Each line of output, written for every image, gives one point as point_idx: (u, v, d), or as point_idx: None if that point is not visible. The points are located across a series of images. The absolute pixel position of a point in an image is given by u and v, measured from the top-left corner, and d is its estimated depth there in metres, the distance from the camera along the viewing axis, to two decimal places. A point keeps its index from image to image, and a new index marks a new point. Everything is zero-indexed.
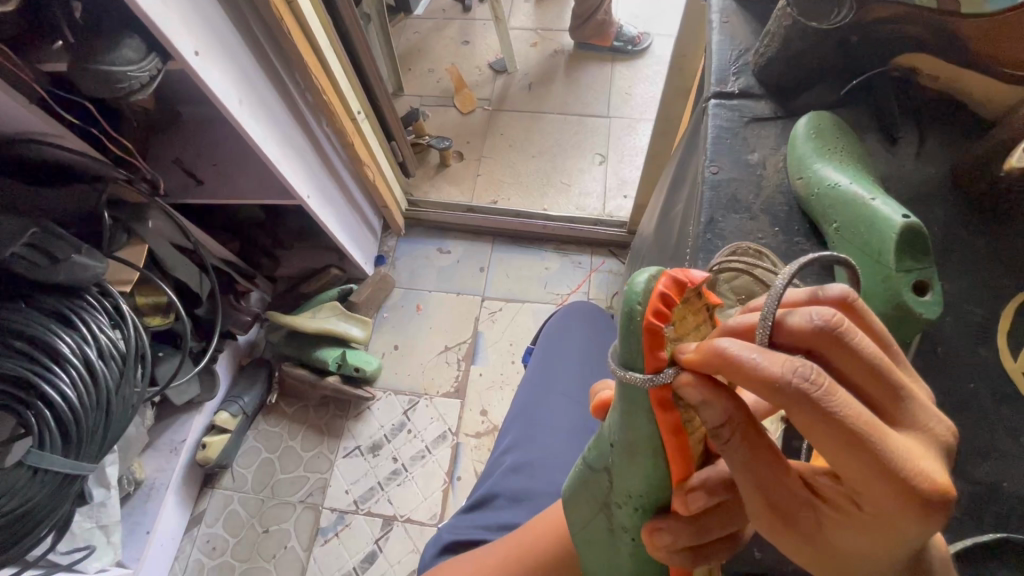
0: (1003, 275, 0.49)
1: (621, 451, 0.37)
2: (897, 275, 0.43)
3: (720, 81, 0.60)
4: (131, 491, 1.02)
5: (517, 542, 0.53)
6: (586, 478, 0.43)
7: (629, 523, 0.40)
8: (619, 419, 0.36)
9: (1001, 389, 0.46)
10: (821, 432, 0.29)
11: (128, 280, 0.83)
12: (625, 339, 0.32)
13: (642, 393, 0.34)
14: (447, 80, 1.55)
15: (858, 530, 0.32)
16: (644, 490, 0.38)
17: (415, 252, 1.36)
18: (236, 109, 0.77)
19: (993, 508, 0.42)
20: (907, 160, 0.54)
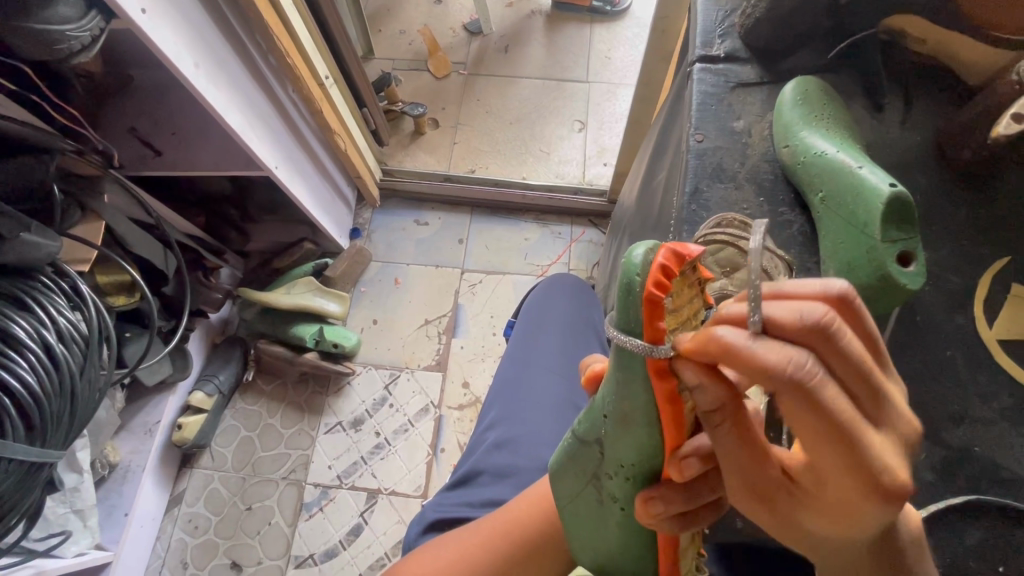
0: (980, 242, 0.50)
1: (615, 420, 0.37)
2: (882, 246, 0.42)
3: (705, 44, 0.58)
4: (106, 474, 1.00)
5: (504, 518, 0.53)
6: (577, 451, 0.43)
7: (619, 493, 0.41)
8: (613, 388, 0.36)
9: (976, 357, 0.47)
10: (806, 420, 0.29)
11: (85, 259, 0.79)
12: (623, 305, 0.32)
13: (638, 362, 0.33)
14: (420, 42, 1.48)
15: (822, 514, 0.33)
16: (636, 458, 0.38)
17: (392, 224, 1.32)
18: (193, 74, 0.72)
19: (966, 472, 0.45)
20: (892, 127, 0.54)
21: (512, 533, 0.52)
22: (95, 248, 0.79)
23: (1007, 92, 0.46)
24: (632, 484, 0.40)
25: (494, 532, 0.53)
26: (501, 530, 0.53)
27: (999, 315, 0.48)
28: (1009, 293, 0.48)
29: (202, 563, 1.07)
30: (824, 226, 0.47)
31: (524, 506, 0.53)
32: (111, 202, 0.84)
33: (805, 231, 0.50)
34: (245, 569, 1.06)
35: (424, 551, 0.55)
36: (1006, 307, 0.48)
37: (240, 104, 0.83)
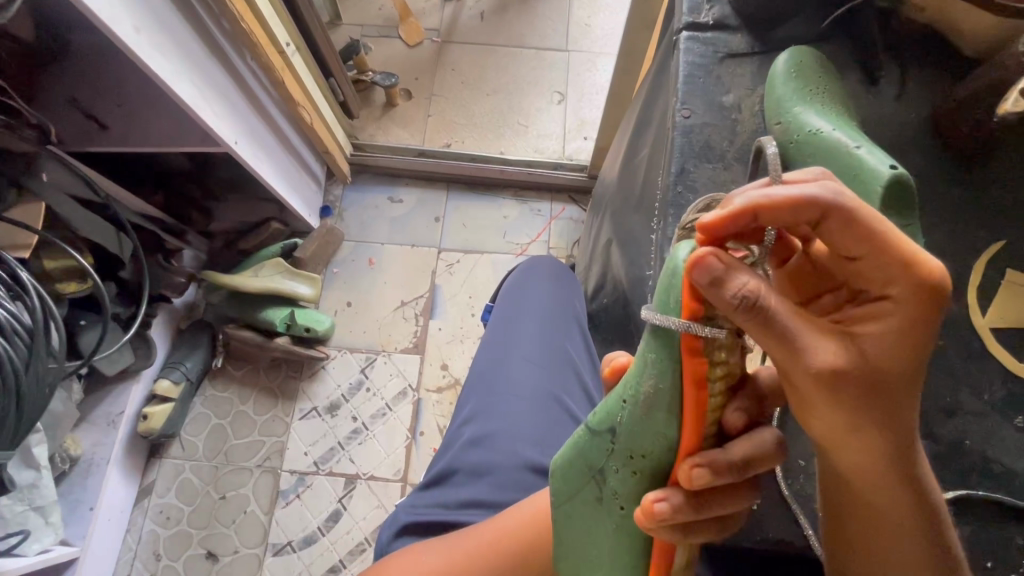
0: (975, 225, 0.49)
1: (634, 407, 0.38)
2: None
3: (693, 9, 0.54)
4: (67, 468, 0.95)
5: (488, 545, 0.51)
6: (583, 444, 0.43)
7: (621, 489, 0.41)
8: (638, 373, 0.37)
9: (969, 347, 0.47)
10: (845, 226, 0.32)
11: (27, 245, 0.73)
12: (666, 282, 0.35)
13: (670, 339, 0.35)
14: (390, 7, 1.39)
15: (877, 331, 0.34)
16: (649, 451, 0.38)
17: (365, 202, 1.27)
18: (133, 39, 0.65)
19: (955, 466, 0.45)
20: (887, 102, 0.52)
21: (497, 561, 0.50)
22: (35, 233, 0.73)
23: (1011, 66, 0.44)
24: (640, 479, 0.40)
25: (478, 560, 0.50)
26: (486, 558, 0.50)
27: (993, 302, 0.47)
28: (1003, 280, 0.48)
29: (175, 554, 1.04)
30: None
31: (510, 530, 0.51)
32: (51, 181, 0.78)
33: None
34: (221, 560, 1.04)
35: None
36: (999, 297, 0.47)
37: (190, 74, 0.77)
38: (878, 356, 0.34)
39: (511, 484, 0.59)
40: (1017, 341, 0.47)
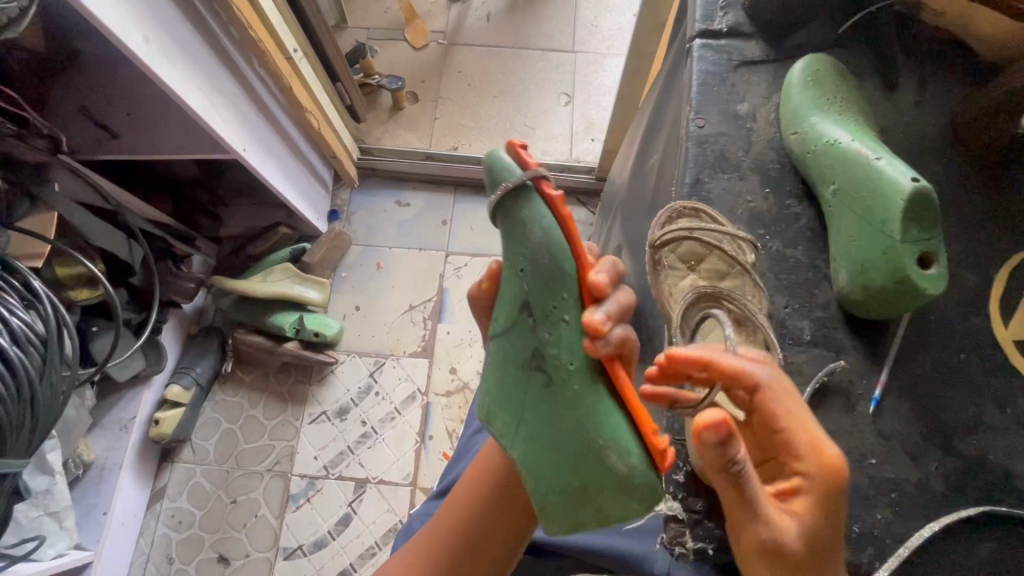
0: (998, 235, 0.49)
1: (532, 268, 0.45)
2: (901, 246, 0.42)
3: (706, 17, 0.53)
4: (80, 473, 0.96)
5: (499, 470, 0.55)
6: (510, 344, 0.48)
7: (565, 346, 0.45)
8: (517, 241, 0.45)
9: (991, 359, 0.47)
10: (776, 406, 0.38)
11: (40, 254, 0.73)
12: (503, 170, 0.44)
13: (521, 196, 0.44)
14: (395, 10, 1.39)
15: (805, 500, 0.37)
16: (560, 299, 0.45)
17: (372, 206, 1.27)
18: (144, 50, 0.65)
19: (977, 481, 0.45)
20: (907, 109, 0.52)
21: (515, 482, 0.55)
22: (49, 242, 0.73)
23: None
24: (570, 315, 0.44)
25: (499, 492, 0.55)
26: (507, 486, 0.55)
27: (1014, 314, 0.48)
28: None
29: (188, 558, 1.05)
30: (836, 218, 0.46)
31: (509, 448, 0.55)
32: (62, 190, 0.78)
33: (813, 226, 0.49)
34: (233, 562, 1.04)
35: (446, 550, 0.55)
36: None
37: (200, 82, 0.77)
38: (805, 525, 0.37)
39: None
40: None
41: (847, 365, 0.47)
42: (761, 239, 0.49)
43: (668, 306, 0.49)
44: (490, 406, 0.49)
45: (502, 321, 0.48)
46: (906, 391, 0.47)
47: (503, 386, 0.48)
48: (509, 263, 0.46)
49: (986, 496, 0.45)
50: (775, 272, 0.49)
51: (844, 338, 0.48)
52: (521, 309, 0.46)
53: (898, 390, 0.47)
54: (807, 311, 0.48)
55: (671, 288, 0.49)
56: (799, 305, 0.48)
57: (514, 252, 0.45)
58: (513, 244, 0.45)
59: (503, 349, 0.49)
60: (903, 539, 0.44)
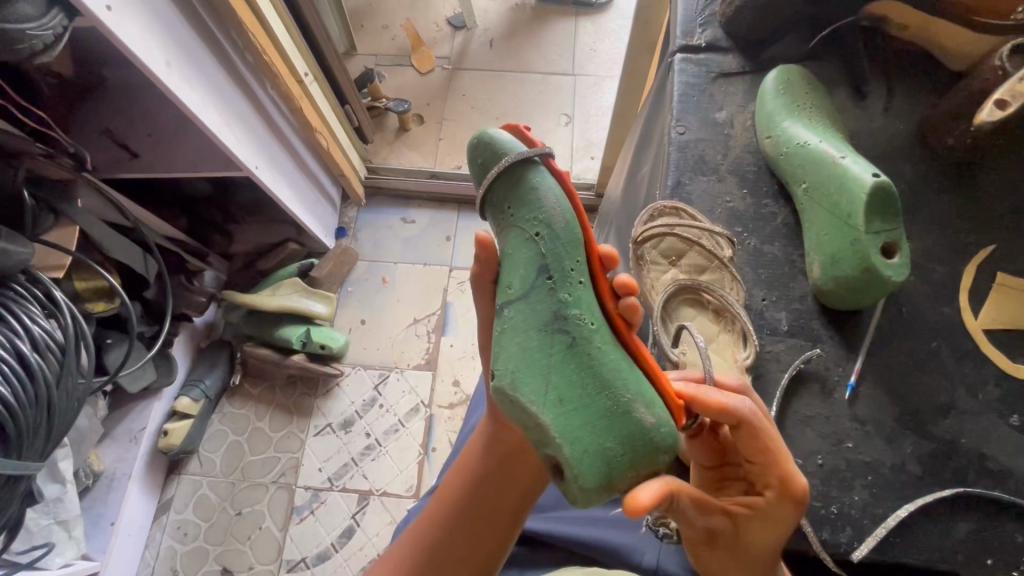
0: (966, 231, 0.52)
1: (549, 227, 0.47)
2: (866, 238, 0.44)
3: (687, 33, 0.58)
4: (90, 483, 0.98)
5: (486, 448, 0.53)
6: (529, 308, 0.45)
7: (587, 302, 0.45)
8: (531, 203, 0.47)
9: (964, 348, 0.49)
10: (751, 443, 0.40)
11: (59, 266, 0.77)
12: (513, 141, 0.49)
13: (535, 166, 0.48)
14: (403, 37, 1.45)
15: (758, 519, 0.42)
16: (576, 260, 0.46)
17: (378, 223, 1.31)
18: (165, 74, 0.70)
19: (953, 464, 0.46)
20: (875, 116, 0.55)
21: (507, 464, 0.52)
22: (69, 254, 0.76)
23: (992, 78, 0.46)
24: (585, 276, 0.46)
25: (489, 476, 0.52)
26: (497, 469, 0.52)
27: (984, 305, 0.50)
28: (995, 281, 0.50)
29: (192, 570, 1.06)
30: (807, 214, 0.49)
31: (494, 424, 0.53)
32: (85, 206, 0.82)
33: (789, 223, 0.52)
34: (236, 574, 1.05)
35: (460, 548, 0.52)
36: (993, 297, 0.50)
37: (216, 104, 0.81)
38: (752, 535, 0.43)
39: None
40: (1010, 344, 0.49)
41: (823, 353, 0.49)
42: (738, 236, 0.52)
43: (650, 298, 0.53)
44: (512, 370, 0.43)
45: (515, 287, 0.46)
46: (882, 378, 0.48)
47: (521, 351, 0.44)
48: (514, 228, 0.48)
49: (963, 479, 0.46)
50: (754, 267, 0.51)
51: (821, 328, 0.50)
52: (537, 271, 0.46)
53: (874, 376, 0.48)
54: (784, 303, 0.50)
55: (655, 281, 0.54)
56: (777, 297, 0.51)
57: (524, 216, 0.47)
58: (522, 207, 0.48)
59: (519, 316, 0.46)
60: (881, 520, 0.45)
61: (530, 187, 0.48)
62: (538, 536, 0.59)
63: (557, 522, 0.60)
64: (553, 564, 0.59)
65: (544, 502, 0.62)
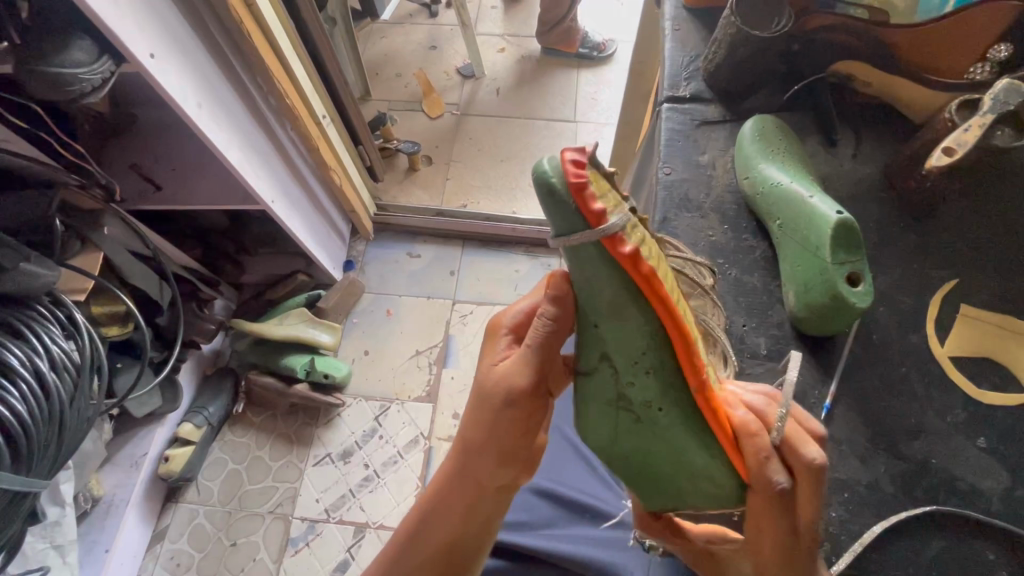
0: (930, 265, 0.55)
1: (606, 320, 0.41)
2: (832, 268, 0.48)
3: (673, 86, 0.64)
4: (88, 508, 0.98)
5: (460, 488, 0.50)
6: (588, 388, 0.45)
7: (653, 388, 0.42)
8: (588, 290, 0.40)
9: (932, 374, 0.51)
10: (763, 503, 0.41)
11: (82, 289, 0.80)
12: (557, 207, 0.37)
13: (589, 252, 0.38)
14: (415, 85, 1.55)
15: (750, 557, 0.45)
16: (648, 344, 0.41)
17: (385, 257, 1.35)
18: (196, 114, 0.76)
19: (928, 485, 0.47)
20: (846, 160, 0.60)
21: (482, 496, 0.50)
22: (91, 278, 0.80)
23: (943, 128, 0.51)
24: (654, 364, 0.41)
25: (454, 508, 0.50)
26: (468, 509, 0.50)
27: (950, 334, 0.52)
28: (960, 312, 0.53)
29: None
30: (782, 249, 0.53)
31: (473, 468, 0.49)
32: (111, 234, 0.87)
33: (766, 255, 0.56)
34: None
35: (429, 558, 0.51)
36: (958, 327, 0.52)
37: (240, 142, 0.87)
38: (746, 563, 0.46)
39: (515, 503, 0.66)
40: (977, 371, 0.51)
41: (799, 376, 0.51)
42: (719, 266, 0.55)
43: None
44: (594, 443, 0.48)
45: (583, 363, 0.45)
46: (857, 403, 0.50)
47: (595, 427, 0.46)
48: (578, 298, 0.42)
49: (935, 498, 0.47)
50: (734, 295, 0.54)
51: (798, 354, 0.52)
52: (599, 358, 0.43)
53: (850, 400, 0.50)
54: (763, 329, 0.53)
55: None
56: (756, 323, 0.53)
57: (585, 298, 0.41)
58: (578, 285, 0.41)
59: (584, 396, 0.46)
60: (857, 537, 0.46)
61: (583, 275, 0.40)
62: (531, 551, 0.60)
63: (551, 539, 0.60)
64: None
65: (539, 520, 0.63)
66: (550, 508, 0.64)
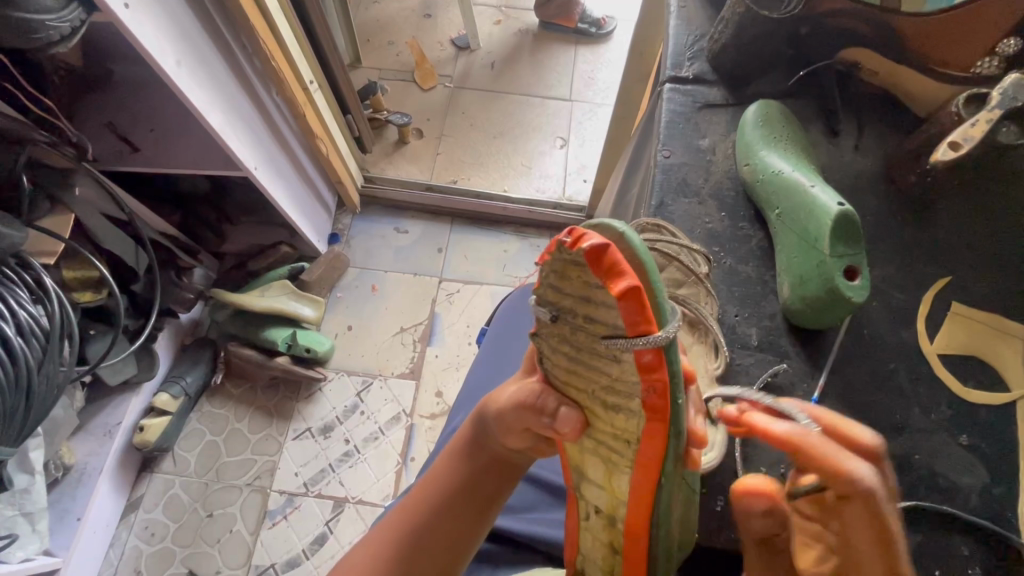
0: (924, 262, 0.55)
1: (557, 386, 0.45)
2: (830, 261, 0.47)
3: (676, 66, 0.63)
4: (59, 477, 0.95)
5: (480, 446, 0.48)
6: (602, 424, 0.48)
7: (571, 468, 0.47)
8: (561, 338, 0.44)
9: (919, 371, 0.51)
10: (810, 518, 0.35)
11: (53, 252, 0.76)
12: None
13: None
14: (407, 54, 1.50)
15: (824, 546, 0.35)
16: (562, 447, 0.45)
17: (371, 231, 1.32)
18: (174, 72, 0.72)
19: (907, 480, 0.48)
20: (847, 151, 0.59)
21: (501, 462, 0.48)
22: (63, 240, 0.76)
23: (949, 122, 0.51)
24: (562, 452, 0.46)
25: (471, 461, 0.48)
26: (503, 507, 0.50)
27: (939, 331, 0.52)
28: (951, 310, 0.53)
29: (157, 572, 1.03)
30: (779, 239, 0.52)
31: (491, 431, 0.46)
32: (82, 195, 0.83)
33: (763, 245, 0.55)
34: None
35: (437, 516, 0.48)
36: (947, 324, 0.53)
37: (221, 104, 0.83)
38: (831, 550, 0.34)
39: None
40: (963, 370, 0.51)
41: (789, 368, 0.51)
42: (715, 254, 0.55)
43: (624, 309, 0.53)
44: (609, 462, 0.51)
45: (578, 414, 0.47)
46: (843, 396, 0.50)
47: None
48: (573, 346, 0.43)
49: (915, 493, 0.48)
50: (729, 285, 0.54)
51: (789, 345, 0.52)
52: None
53: (837, 393, 0.51)
54: (755, 320, 0.53)
55: None
56: (749, 314, 0.53)
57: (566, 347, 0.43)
58: None
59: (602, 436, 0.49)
60: None
61: None
62: (513, 534, 0.60)
63: (533, 523, 0.61)
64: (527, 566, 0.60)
65: (520, 503, 0.63)
66: (531, 490, 0.64)
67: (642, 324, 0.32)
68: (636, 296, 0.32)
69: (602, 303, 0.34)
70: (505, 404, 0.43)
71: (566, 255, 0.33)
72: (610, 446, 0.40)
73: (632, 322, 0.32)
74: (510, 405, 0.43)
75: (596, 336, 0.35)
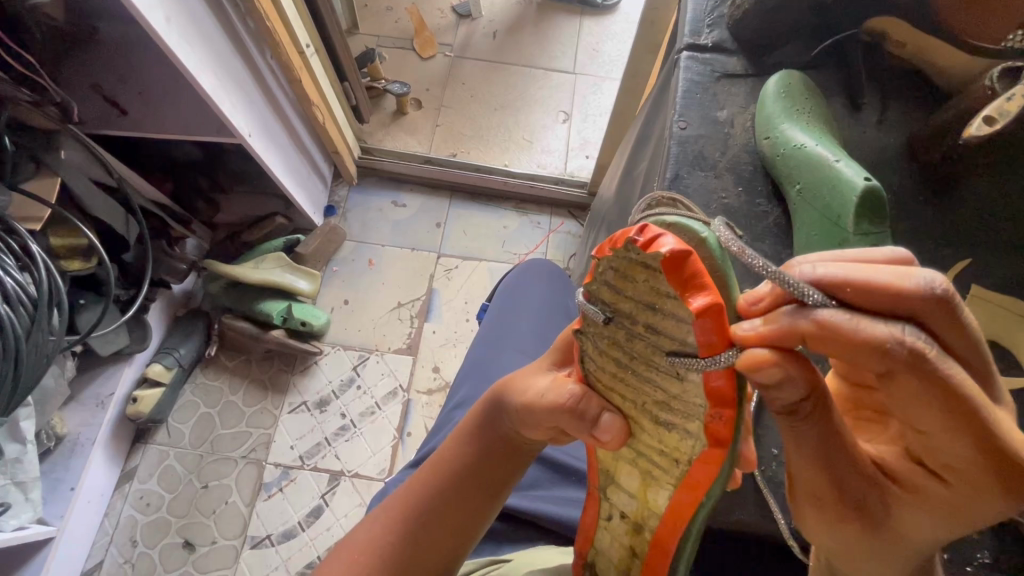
0: (939, 243, 0.54)
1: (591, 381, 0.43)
2: (853, 238, 0.46)
3: (694, 33, 0.60)
4: (51, 446, 0.95)
5: (496, 427, 0.46)
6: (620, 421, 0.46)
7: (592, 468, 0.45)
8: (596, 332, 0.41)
9: None
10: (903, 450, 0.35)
11: (36, 218, 0.75)
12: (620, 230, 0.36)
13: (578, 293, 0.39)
14: (406, 20, 1.44)
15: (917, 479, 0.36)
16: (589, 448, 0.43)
17: (369, 204, 1.30)
18: (164, 28, 0.68)
19: None
20: (868, 127, 0.58)
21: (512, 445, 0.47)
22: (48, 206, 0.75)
23: (981, 97, 0.49)
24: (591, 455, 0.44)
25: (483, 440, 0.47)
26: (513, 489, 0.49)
27: None
28: (968, 293, 0.52)
29: (153, 541, 1.04)
30: (799, 216, 0.51)
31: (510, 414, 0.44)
32: (69, 160, 0.80)
33: (779, 223, 0.53)
34: (198, 549, 1.03)
35: (444, 487, 0.47)
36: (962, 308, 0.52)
37: (214, 66, 0.80)
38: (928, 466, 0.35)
39: None
40: None
41: None
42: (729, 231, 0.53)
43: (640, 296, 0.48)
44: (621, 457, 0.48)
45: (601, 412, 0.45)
46: None
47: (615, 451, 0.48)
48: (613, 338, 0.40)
49: None
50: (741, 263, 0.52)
51: None
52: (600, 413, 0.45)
53: None
54: None
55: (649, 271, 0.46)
56: None
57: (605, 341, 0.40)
58: None
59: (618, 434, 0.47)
60: None
61: None
62: (513, 511, 0.60)
63: (536, 500, 0.61)
64: (528, 541, 0.60)
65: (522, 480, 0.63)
66: (533, 468, 0.63)
67: (716, 346, 0.31)
68: (722, 316, 0.30)
69: (670, 314, 0.32)
70: (536, 395, 0.42)
71: (643, 259, 0.31)
72: (650, 455, 0.39)
73: (706, 341, 0.31)
74: (541, 398, 0.41)
75: (661, 348, 0.33)
